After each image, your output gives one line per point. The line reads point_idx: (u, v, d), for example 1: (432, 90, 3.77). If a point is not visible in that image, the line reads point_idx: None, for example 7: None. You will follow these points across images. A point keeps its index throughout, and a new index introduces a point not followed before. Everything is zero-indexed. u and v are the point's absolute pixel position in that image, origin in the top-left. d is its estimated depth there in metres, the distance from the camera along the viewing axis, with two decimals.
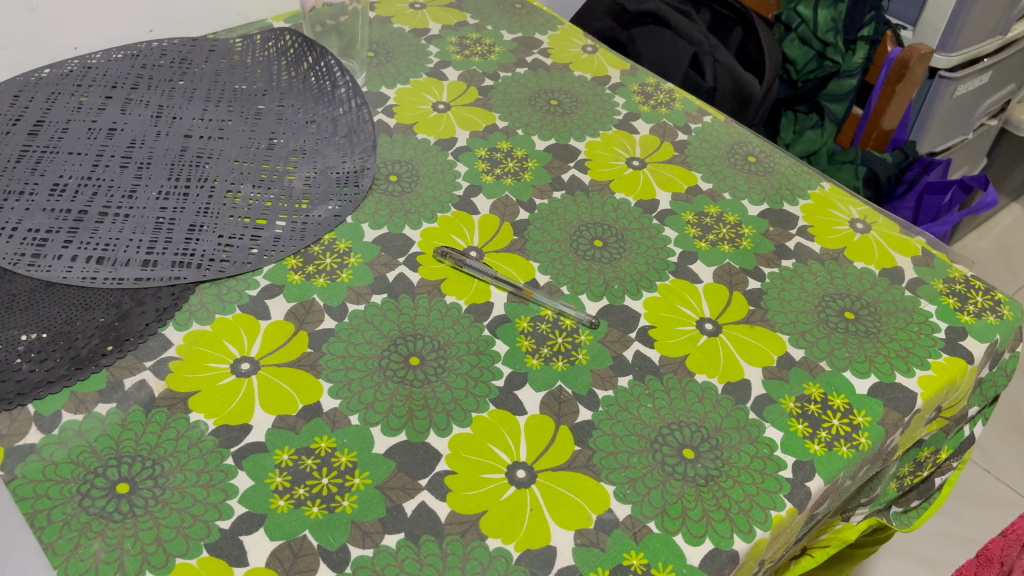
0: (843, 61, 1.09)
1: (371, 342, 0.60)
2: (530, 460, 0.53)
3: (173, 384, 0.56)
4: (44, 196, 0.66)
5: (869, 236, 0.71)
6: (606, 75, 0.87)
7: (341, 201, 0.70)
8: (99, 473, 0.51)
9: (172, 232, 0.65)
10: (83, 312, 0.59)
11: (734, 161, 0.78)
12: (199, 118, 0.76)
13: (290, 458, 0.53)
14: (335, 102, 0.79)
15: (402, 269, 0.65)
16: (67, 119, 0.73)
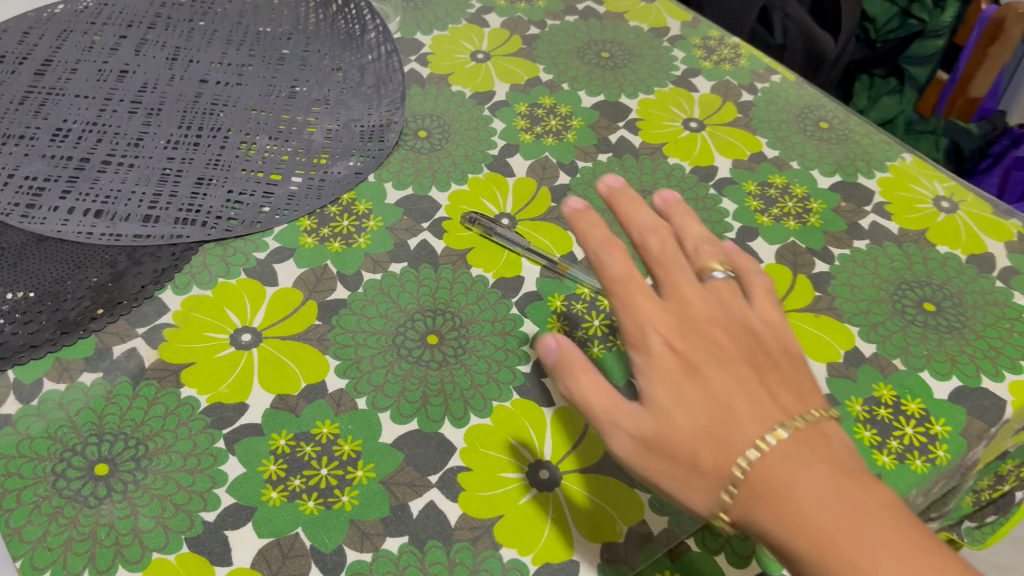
0: (930, 19, 0.96)
1: (386, 316, 0.54)
2: (555, 460, 0.47)
3: (166, 354, 0.51)
4: (45, 141, 0.61)
5: (955, 217, 0.63)
6: (664, 26, 0.79)
7: (364, 157, 0.64)
8: (77, 451, 0.46)
9: (178, 185, 0.59)
10: (75, 270, 0.54)
11: (804, 126, 0.70)
12: (217, 62, 0.70)
13: (288, 444, 0.47)
14: (363, 48, 0.72)
15: (425, 236, 0.59)
16: (76, 60, 0.68)
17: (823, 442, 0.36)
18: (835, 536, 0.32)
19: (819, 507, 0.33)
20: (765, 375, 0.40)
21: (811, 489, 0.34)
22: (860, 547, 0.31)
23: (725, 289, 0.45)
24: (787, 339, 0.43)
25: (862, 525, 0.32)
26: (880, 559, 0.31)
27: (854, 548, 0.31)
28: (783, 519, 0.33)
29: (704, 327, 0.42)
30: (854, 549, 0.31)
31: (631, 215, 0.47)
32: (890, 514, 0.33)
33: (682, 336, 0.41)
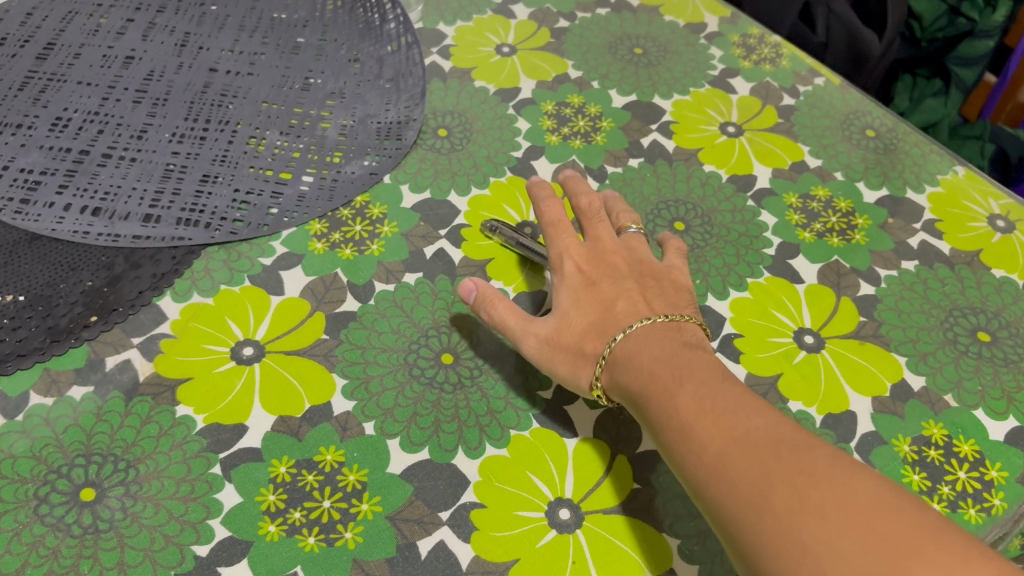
0: (980, 19, 0.92)
1: (397, 332, 0.50)
2: (576, 498, 0.44)
3: (161, 368, 0.47)
4: (43, 131, 0.58)
5: (1012, 237, 0.59)
6: (702, 22, 0.75)
7: (379, 156, 0.60)
8: (62, 473, 0.43)
9: (181, 182, 0.56)
10: (69, 273, 0.51)
11: (850, 134, 0.65)
12: (228, 50, 0.66)
13: (288, 471, 0.44)
14: (382, 39, 0.68)
15: (443, 244, 0.56)
16: (81, 44, 0.65)
17: (678, 332, 0.46)
18: (659, 373, 0.42)
19: (653, 359, 0.43)
20: (650, 290, 0.49)
21: (650, 351, 0.44)
22: (673, 376, 0.42)
23: (636, 239, 0.53)
24: (682, 275, 0.51)
25: (676, 364, 0.42)
26: (684, 384, 0.41)
27: (670, 379, 0.42)
28: (627, 370, 0.44)
29: (609, 256, 0.51)
30: (666, 379, 0.42)
31: (573, 180, 0.56)
32: (710, 367, 0.43)
33: (590, 262, 0.50)
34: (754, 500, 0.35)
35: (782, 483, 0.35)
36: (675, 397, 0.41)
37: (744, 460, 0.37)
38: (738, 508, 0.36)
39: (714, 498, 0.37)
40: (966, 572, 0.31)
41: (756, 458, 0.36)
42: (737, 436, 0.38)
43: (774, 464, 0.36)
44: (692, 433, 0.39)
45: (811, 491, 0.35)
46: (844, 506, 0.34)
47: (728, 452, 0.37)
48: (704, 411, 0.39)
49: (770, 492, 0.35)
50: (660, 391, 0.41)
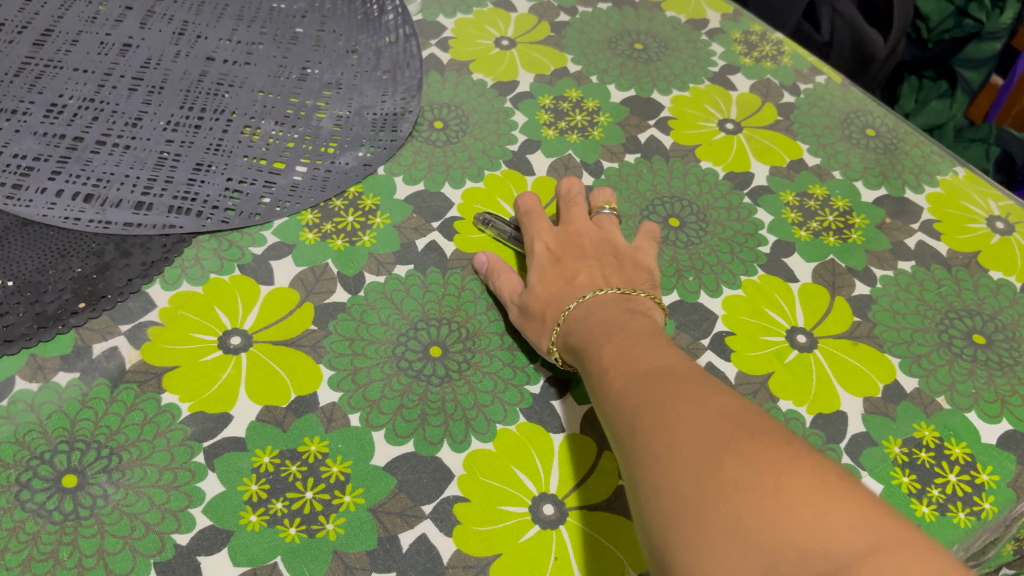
0: (986, 21, 0.91)
1: (387, 324, 0.50)
2: (561, 494, 0.44)
3: (148, 356, 0.47)
4: (38, 117, 0.58)
5: (1011, 239, 0.58)
6: (703, 18, 0.74)
7: (374, 148, 0.60)
8: (45, 459, 0.43)
9: (174, 170, 0.56)
10: (58, 259, 0.50)
11: (849, 133, 0.64)
12: (226, 39, 0.66)
13: (272, 462, 0.43)
14: (381, 31, 0.68)
15: (435, 237, 0.55)
16: (78, 30, 0.64)
17: (631, 302, 0.48)
18: (594, 331, 0.45)
19: (596, 321, 0.46)
20: (611, 267, 0.51)
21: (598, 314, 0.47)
22: (605, 333, 0.45)
23: (607, 221, 0.55)
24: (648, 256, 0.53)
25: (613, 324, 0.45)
26: (611, 337, 0.44)
27: (601, 336, 0.45)
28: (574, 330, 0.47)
29: (579, 239, 0.53)
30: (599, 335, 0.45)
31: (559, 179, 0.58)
32: (648, 327, 0.45)
33: (560, 246, 0.53)
34: (629, 421, 0.38)
35: (653, 405, 0.37)
36: (600, 349, 0.44)
37: (633, 393, 0.39)
38: (622, 432, 0.38)
39: (611, 429, 0.39)
40: (764, 458, 0.32)
41: (642, 390, 0.39)
42: (634, 373, 0.40)
43: (653, 391, 0.38)
44: (604, 377, 0.42)
45: (671, 405, 0.37)
46: (694, 416, 0.35)
47: (626, 384, 0.40)
48: (620, 355, 0.42)
49: (643, 411, 0.38)
50: (592, 345, 0.45)
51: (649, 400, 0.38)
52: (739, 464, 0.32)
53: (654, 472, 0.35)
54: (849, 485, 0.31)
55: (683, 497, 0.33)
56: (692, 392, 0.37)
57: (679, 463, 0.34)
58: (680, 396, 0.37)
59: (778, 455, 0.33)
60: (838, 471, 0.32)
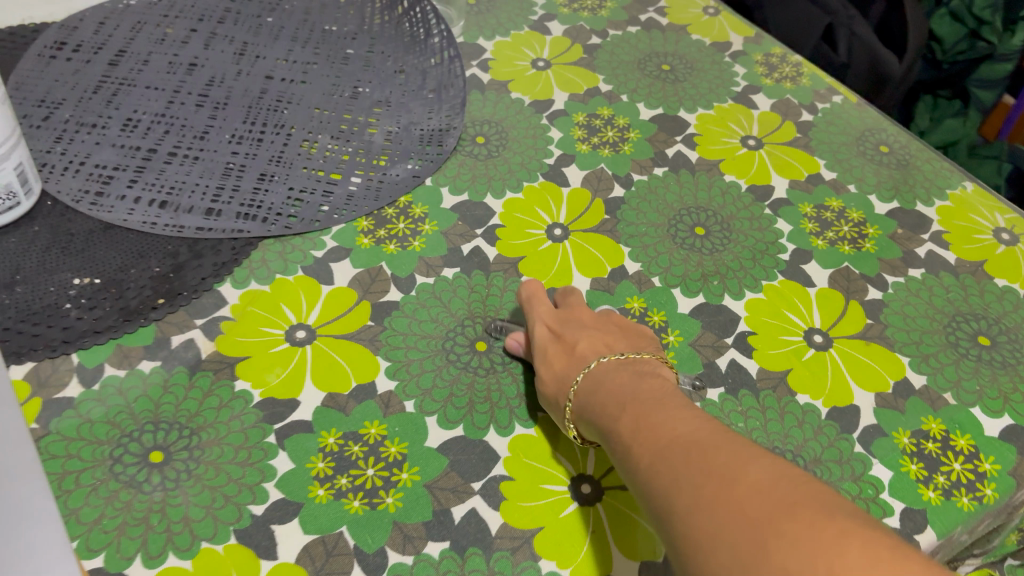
0: (999, 43, 0.95)
1: (437, 321, 0.55)
2: (597, 474, 0.48)
3: (222, 347, 0.52)
4: (115, 130, 0.63)
5: (1015, 249, 0.62)
6: (727, 41, 0.79)
7: (421, 161, 0.65)
8: (133, 437, 0.47)
9: (240, 180, 0.61)
10: (138, 259, 0.55)
11: (864, 150, 0.69)
12: (283, 59, 0.71)
13: (336, 442, 0.48)
14: (427, 52, 0.73)
15: (479, 243, 0.60)
16: (149, 51, 0.70)
17: (638, 376, 0.48)
18: (607, 407, 0.46)
19: (606, 394, 0.47)
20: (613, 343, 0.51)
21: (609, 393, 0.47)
22: (614, 406, 0.45)
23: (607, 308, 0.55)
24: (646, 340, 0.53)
25: (630, 399, 0.45)
26: (624, 411, 0.45)
27: (616, 409, 0.45)
28: (589, 404, 0.47)
29: (579, 320, 0.53)
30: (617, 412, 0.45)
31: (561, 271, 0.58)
32: (668, 398, 0.45)
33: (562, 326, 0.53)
34: (662, 502, 0.38)
35: (688, 489, 0.37)
36: (617, 424, 0.44)
37: (660, 475, 0.39)
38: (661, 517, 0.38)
39: (645, 506, 0.39)
40: (809, 535, 0.32)
41: (672, 472, 0.39)
42: (657, 450, 0.40)
43: (680, 467, 0.38)
44: (628, 456, 0.42)
45: (702, 489, 0.36)
46: (733, 499, 0.35)
47: (654, 461, 0.40)
48: (640, 427, 0.42)
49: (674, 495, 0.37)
50: (608, 419, 0.45)
51: (679, 486, 0.38)
52: (785, 549, 0.32)
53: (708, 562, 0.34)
54: (910, 562, 0.31)
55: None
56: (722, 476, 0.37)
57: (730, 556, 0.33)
58: (713, 476, 0.37)
59: (827, 535, 0.32)
60: (891, 542, 0.32)
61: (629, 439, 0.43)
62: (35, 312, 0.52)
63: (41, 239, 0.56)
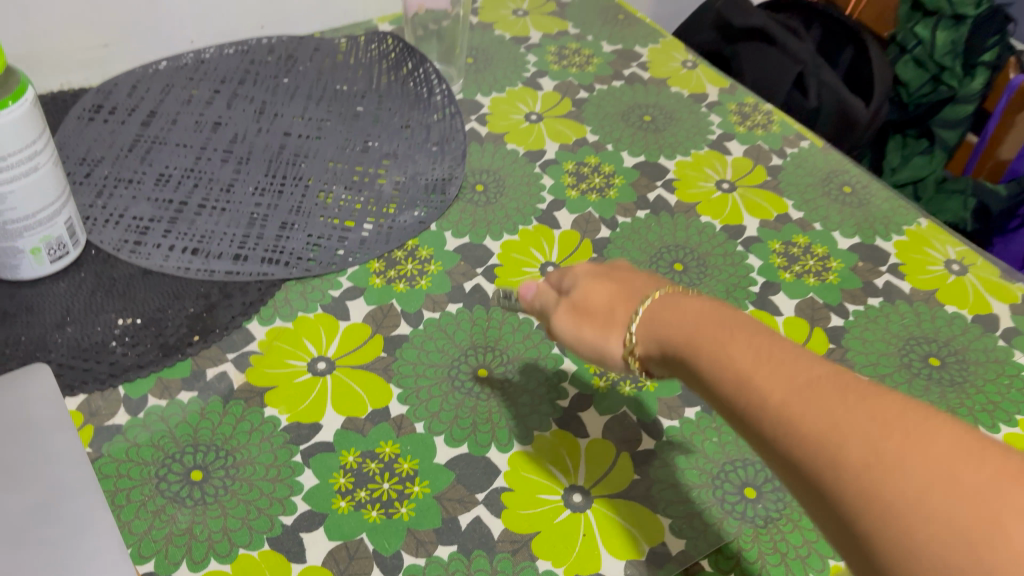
0: (959, 86, 1.05)
1: (442, 351, 0.61)
2: (588, 485, 0.54)
3: (252, 377, 0.58)
4: (150, 185, 0.70)
5: (964, 279, 0.69)
6: (703, 92, 0.86)
7: (427, 208, 0.71)
8: (176, 458, 0.53)
9: (264, 229, 0.68)
10: (175, 301, 0.62)
11: (829, 191, 0.76)
12: (299, 116, 0.78)
13: (355, 460, 0.54)
14: (430, 109, 0.80)
15: (479, 280, 0.67)
16: (177, 112, 0.77)
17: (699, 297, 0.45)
18: (697, 337, 0.42)
19: (689, 323, 0.43)
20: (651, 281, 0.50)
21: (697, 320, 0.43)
22: (705, 337, 0.41)
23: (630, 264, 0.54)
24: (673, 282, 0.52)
25: (733, 328, 0.41)
26: (723, 343, 0.40)
27: (714, 334, 0.41)
28: (671, 338, 0.43)
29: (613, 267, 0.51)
30: (722, 340, 0.41)
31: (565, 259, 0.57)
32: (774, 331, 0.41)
33: (596, 272, 0.51)
34: (815, 456, 0.34)
35: (855, 438, 0.33)
36: (726, 350, 0.40)
37: (798, 422, 0.35)
38: (800, 471, 0.35)
39: (784, 454, 0.36)
40: None
41: (811, 419, 0.35)
42: (788, 395, 0.36)
43: (840, 415, 0.34)
44: (739, 396, 0.38)
45: (868, 445, 0.33)
46: (909, 462, 0.32)
47: (790, 401, 0.36)
48: (763, 359, 0.38)
49: (823, 451, 0.34)
50: (710, 344, 0.41)
51: (829, 438, 0.34)
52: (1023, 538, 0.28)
53: (890, 544, 0.31)
54: None
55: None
56: (889, 432, 0.33)
57: (924, 534, 0.30)
58: (883, 435, 0.33)
59: None
60: None
61: (735, 376, 0.39)
62: (84, 349, 0.58)
63: (87, 283, 0.62)
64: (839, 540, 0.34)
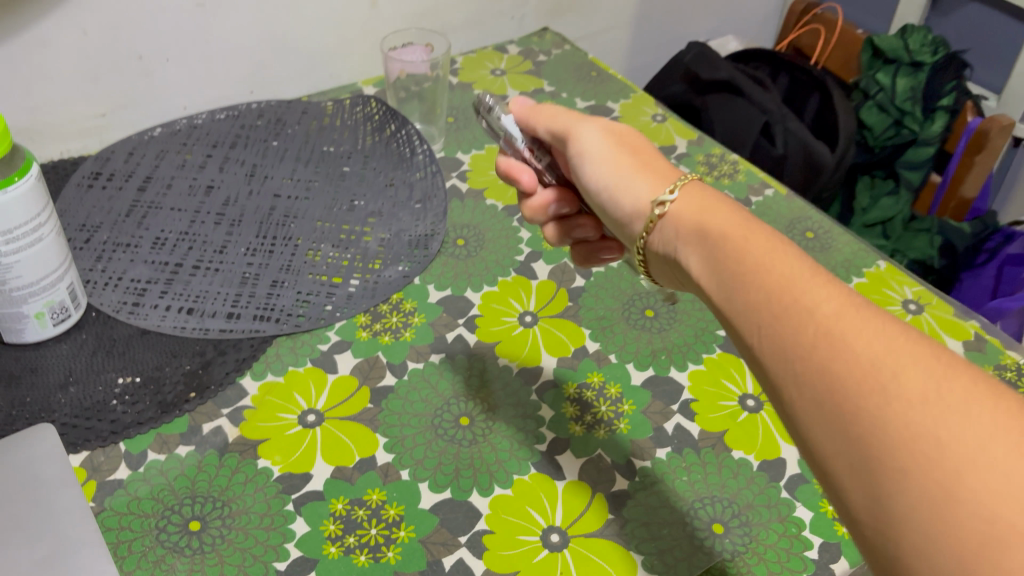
0: (920, 129, 1.12)
1: (426, 400, 0.65)
2: (564, 525, 0.57)
3: (245, 431, 0.62)
4: (146, 248, 0.74)
5: (921, 318, 0.72)
6: (672, 144, 0.90)
7: (411, 263, 0.75)
8: (175, 510, 0.56)
9: (256, 287, 0.71)
10: (172, 359, 0.65)
11: (792, 236, 0.80)
12: (288, 178, 0.82)
13: (344, 507, 0.57)
14: (412, 168, 0.84)
15: (461, 331, 0.70)
16: (171, 177, 0.81)
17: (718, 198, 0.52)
18: (739, 244, 0.45)
19: (733, 224, 0.47)
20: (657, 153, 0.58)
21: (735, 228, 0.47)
22: (748, 243, 0.45)
23: None
24: None
25: (778, 248, 0.44)
26: (762, 249, 0.44)
27: (761, 246, 0.45)
28: (711, 236, 0.47)
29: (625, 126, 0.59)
30: (769, 254, 0.44)
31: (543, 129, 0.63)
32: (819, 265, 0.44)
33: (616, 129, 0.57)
34: (863, 368, 0.37)
35: (906, 369, 0.36)
36: (770, 257, 0.44)
37: (848, 343, 0.38)
38: (829, 386, 0.37)
39: (822, 353, 0.39)
40: None
41: (865, 339, 0.38)
42: (839, 318, 0.39)
43: (891, 344, 0.38)
44: (781, 306, 0.41)
45: (923, 379, 0.36)
46: (953, 404, 0.35)
47: (843, 318, 0.39)
48: (814, 278, 0.42)
49: (868, 370, 0.37)
50: (749, 243, 0.45)
51: (880, 361, 0.37)
52: None
53: (920, 468, 0.34)
54: None
55: (973, 536, 0.32)
56: (940, 376, 0.36)
57: (960, 467, 0.33)
58: (932, 375, 0.36)
59: None
60: None
61: (783, 286, 0.42)
62: (87, 408, 0.62)
63: (88, 344, 0.66)
64: (839, 458, 0.36)
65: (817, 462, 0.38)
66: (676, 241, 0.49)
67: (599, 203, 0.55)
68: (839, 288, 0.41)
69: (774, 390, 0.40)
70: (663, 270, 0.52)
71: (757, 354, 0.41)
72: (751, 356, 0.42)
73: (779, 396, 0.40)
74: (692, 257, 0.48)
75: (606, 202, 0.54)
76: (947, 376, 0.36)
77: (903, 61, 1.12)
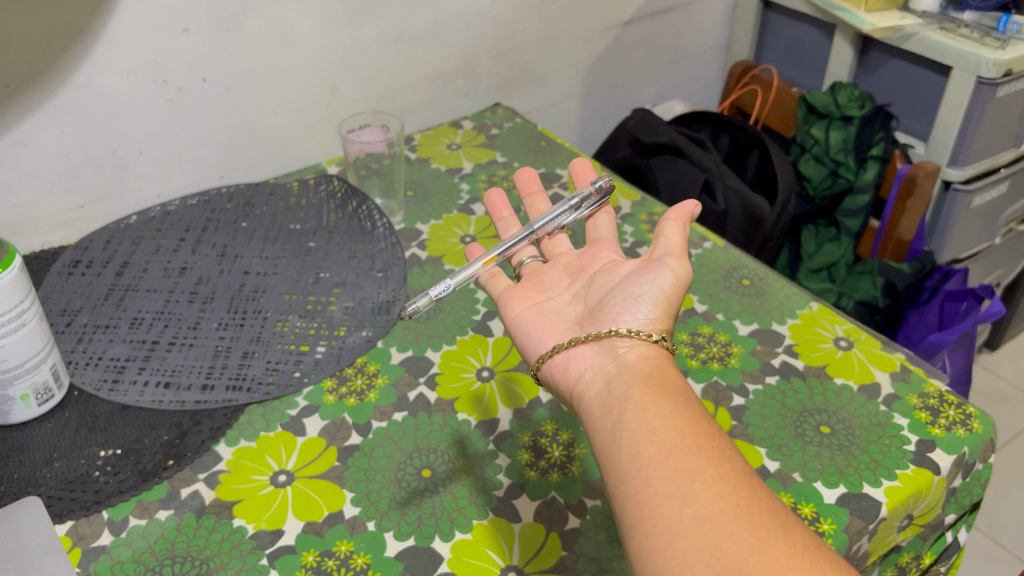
0: (855, 177, 1.22)
1: (391, 456, 0.69)
2: (521, 563, 0.61)
3: (221, 494, 0.66)
4: (125, 328, 0.78)
5: (851, 353, 0.78)
6: (617, 206, 0.96)
7: (373, 327, 0.80)
8: (156, 570, 0.60)
9: (228, 359, 0.76)
10: (151, 431, 0.70)
11: (730, 284, 0.86)
12: (256, 256, 0.88)
13: (315, 559, 0.61)
14: (374, 240, 0.90)
15: (422, 388, 0.75)
16: (147, 262, 0.86)
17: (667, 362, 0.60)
18: (672, 394, 0.54)
19: (675, 378, 0.56)
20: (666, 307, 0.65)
21: (676, 380, 0.56)
22: (684, 399, 0.54)
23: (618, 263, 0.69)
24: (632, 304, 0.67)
25: (703, 409, 0.54)
26: (693, 404, 0.54)
27: (694, 403, 0.54)
28: (655, 374, 0.56)
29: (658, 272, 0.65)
30: (699, 411, 0.53)
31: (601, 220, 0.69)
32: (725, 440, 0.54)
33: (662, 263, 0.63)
34: (758, 511, 0.47)
35: (788, 529, 0.46)
36: (703, 412, 0.53)
37: (747, 493, 0.48)
38: (718, 513, 0.46)
39: (731, 485, 0.48)
40: None
41: (764, 498, 0.48)
42: (743, 472, 0.49)
43: (781, 510, 0.48)
44: (700, 443, 0.50)
45: (801, 534, 0.46)
46: (820, 564, 0.45)
47: (749, 476, 0.49)
48: (729, 442, 0.52)
49: (760, 512, 0.46)
50: (690, 395, 0.55)
51: (773, 516, 0.47)
52: None
53: None
54: None
55: None
56: (812, 538, 0.46)
57: None
58: (808, 540, 0.46)
59: None
60: None
61: (705, 435, 0.51)
62: (70, 481, 0.66)
63: (72, 422, 0.70)
64: (704, 562, 0.44)
65: (675, 561, 0.45)
66: (635, 363, 0.57)
67: (635, 295, 0.61)
68: (743, 456, 0.51)
69: (656, 499, 0.48)
70: (599, 359, 0.58)
71: (652, 469, 0.49)
72: (642, 470, 0.49)
73: (658, 504, 0.48)
74: (635, 380, 0.55)
75: (643, 301, 0.61)
76: (817, 546, 0.46)
77: (834, 117, 1.23)
